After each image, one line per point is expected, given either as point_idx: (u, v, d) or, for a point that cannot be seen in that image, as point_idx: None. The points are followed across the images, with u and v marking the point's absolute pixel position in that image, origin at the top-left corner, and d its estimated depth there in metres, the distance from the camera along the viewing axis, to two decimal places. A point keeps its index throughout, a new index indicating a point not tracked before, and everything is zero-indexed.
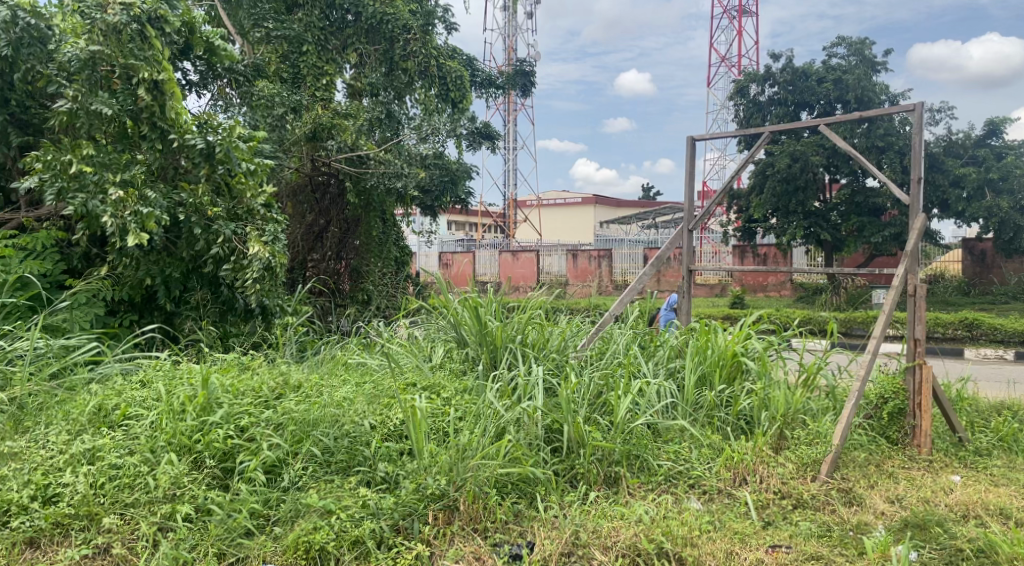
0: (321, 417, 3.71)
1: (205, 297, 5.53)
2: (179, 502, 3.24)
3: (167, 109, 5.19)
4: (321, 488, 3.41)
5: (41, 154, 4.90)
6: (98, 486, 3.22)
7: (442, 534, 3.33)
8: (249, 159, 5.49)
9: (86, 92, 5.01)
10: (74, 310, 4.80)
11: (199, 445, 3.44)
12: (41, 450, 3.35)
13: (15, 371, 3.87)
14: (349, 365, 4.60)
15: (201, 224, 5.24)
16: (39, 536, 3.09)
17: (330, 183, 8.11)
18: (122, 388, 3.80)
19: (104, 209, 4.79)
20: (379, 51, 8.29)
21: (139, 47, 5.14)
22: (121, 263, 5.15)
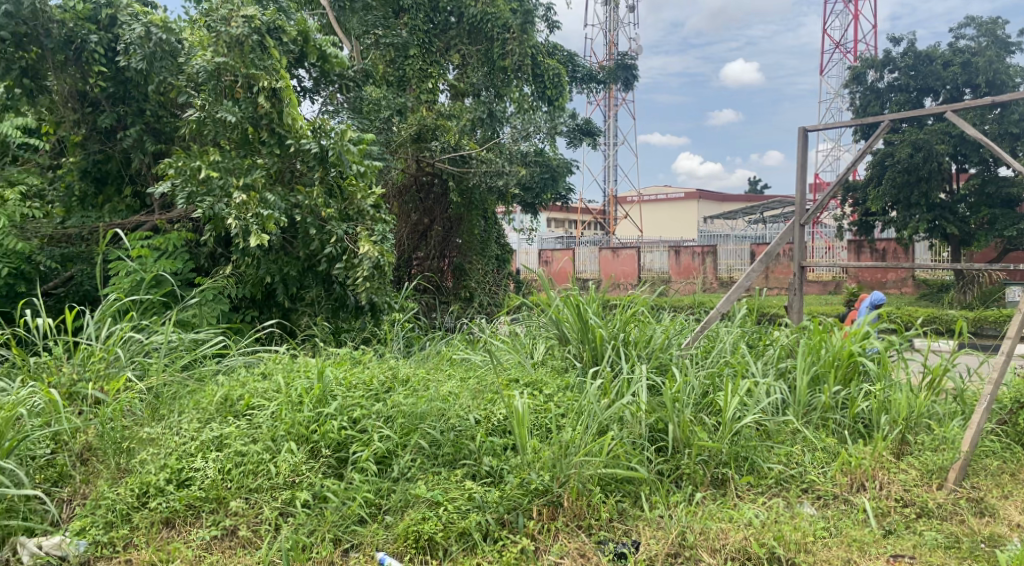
0: (428, 410, 3.80)
1: (319, 295, 5.78)
2: (298, 488, 3.40)
3: (284, 116, 5.46)
4: (428, 480, 3.50)
5: (174, 161, 5.27)
6: (226, 471, 3.40)
7: (547, 529, 3.35)
8: (358, 161, 5.61)
9: (212, 101, 5.38)
10: (202, 306, 5.10)
11: (315, 435, 3.60)
12: (175, 437, 3.57)
13: (151, 362, 4.14)
14: (454, 360, 4.71)
15: (315, 224, 5.48)
16: (173, 516, 3.29)
17: (434, 183, 8.32)
18: (245, 379, 4.03)
19: (229, 211, 5.07)
20: (481, 52, 8.37)
21: (259, 57, 5.40)
22: (243, 263, 5.46)
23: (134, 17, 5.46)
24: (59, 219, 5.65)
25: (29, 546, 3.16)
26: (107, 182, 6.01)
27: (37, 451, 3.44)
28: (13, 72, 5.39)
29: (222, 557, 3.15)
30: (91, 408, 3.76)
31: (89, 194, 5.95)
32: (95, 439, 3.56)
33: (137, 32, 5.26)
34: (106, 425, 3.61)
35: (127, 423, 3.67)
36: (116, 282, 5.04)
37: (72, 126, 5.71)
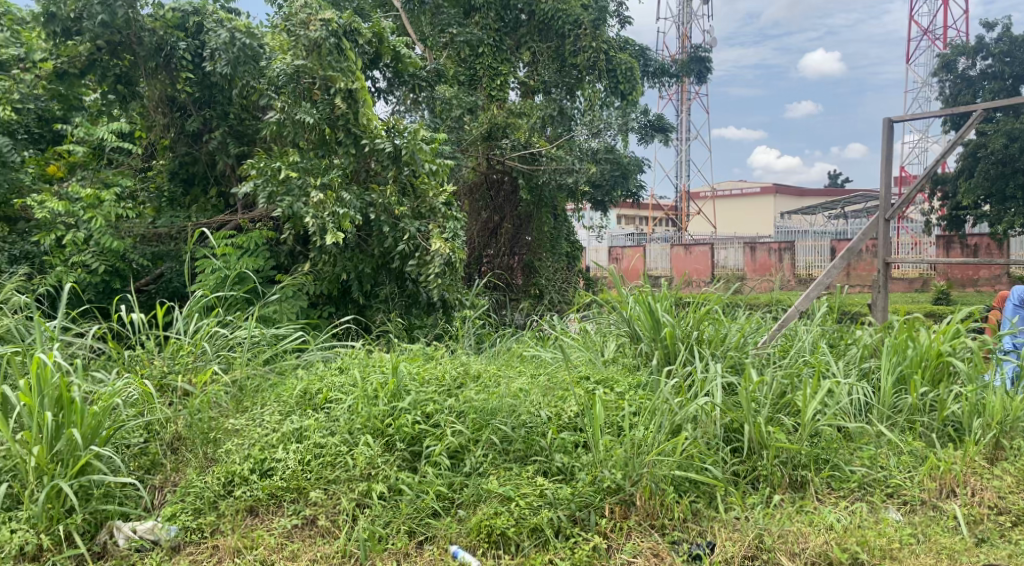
0: (499, 406, 3.82)
1: (392, 291, 5.89)
2: (375, 480, 3.47)
3: (360, 116, 5.57)
4: (500, 475, 3.53)
5: (256, 162, 5.46)
6: (305, 462, 3.51)
7: (620, 527, 3.34)
8: (432, 160, 5.70)
9: (291, 103, 5.49)
10: (283, 303, 5.28)
11: (390, 429, 3.67)
12: (258, 428, 3.69)
13: (235, 356, 4.30)
14: (524, 357, 4.72)
15: (389, 223, 5.59)
16: (257, 505, 3.41)
17: (505, 181, 8.31)
18: (323, 373, 4.15)
19: (307, 210, 5.21)
20: (551, 49, 8.32)
21: (336, 59, 5.54)
22: (321, 260, 5.61)
23: (219, 23, 5.63)
24: (151, 218, 5.91)
25: (124, 530, 3.27)
26: (193, 183, 6.27)
27: (131, 440, 3.61)
28: (109, 79, 5.68)
29: (303, 545, 3.25)
30: (180, 399, 3.92)
31: (177, 194, 6.22)
32: (184, 429, 3.71)
33: (222, 38, 5.42)
34: (194, 416, 3.77)
35: (213, 414, 3.82)
36: (203, 279, 5.26)
37: (162, 130, 6.00)
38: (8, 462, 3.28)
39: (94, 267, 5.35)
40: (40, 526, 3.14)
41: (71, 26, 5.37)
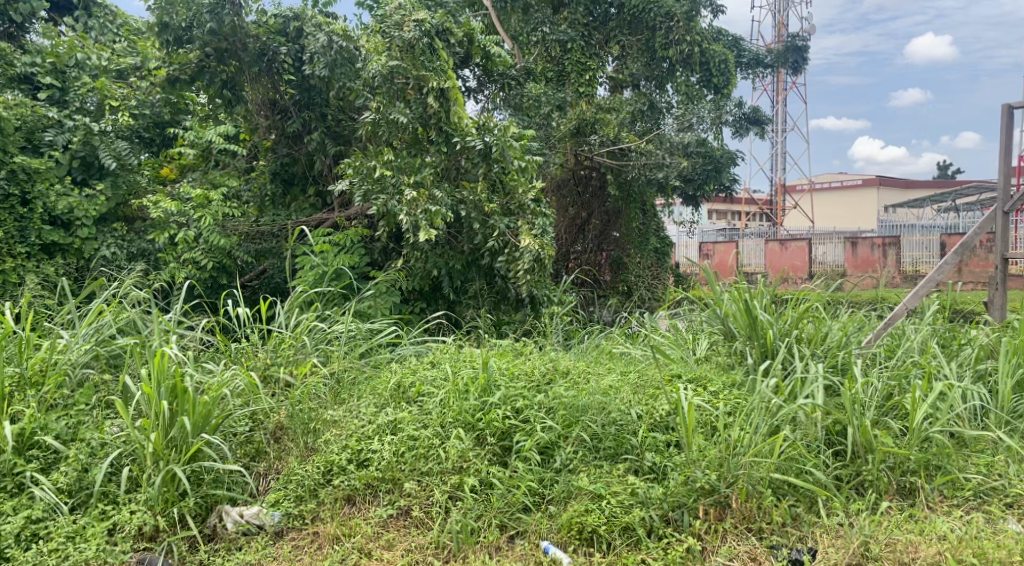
0: (589, 403, 3.81)
1: (482, 287, 5.95)
2: (466, 473, 3.52)
3: (451, 115, 5.66)
4: (591, 473, 3.51)
5: (352, 161, 5.61)
6: (400, 454, 3.58)
7: (715, 530, 3.27)
8: (522, 157, 5.67)
9: (386, 103, 5.63)
10: (378, 298, 5.43)
11: (481, 424, 3.71)
12: (355, 420, 3.81)
13: (333, 350, 4.45)
14: (614, 354, 4.68)
15: (479, 219, 5.64)
16: (354, 494, 3.50)
17: (592, 176, 8.16)
18: (416, 367, 4.25)
19: (401, 208, 5.33)
20: (641, 41, 8.22)
21: (429, 59, 5.65)
22: (413, 256, 5.72)
23: (318, 27, 5.83)
24: (254, 217, 6.18)
25: (232, 514, 3.43)
26: (293, 183, 6.52)
27: (238, 428, 3.74)
28: (216, 84, 5.96)
29: (398, 535, 3.32)
30: (283, 390, 4.10)
31: (278, 194, 6.44)
32: (286, 419, 3.87)
33: (320, 41, 5.64)
34: (296, 406, 3.92)
35: (313, 405, 3.96)
36: (302, 275, 5.48)
37: (264, 131, 6.28)
38: (126, 447, 3.45)
39: (203, 263, 5.63)
40: (156, 509, 3.30)
41: (182, 34, 5.70)
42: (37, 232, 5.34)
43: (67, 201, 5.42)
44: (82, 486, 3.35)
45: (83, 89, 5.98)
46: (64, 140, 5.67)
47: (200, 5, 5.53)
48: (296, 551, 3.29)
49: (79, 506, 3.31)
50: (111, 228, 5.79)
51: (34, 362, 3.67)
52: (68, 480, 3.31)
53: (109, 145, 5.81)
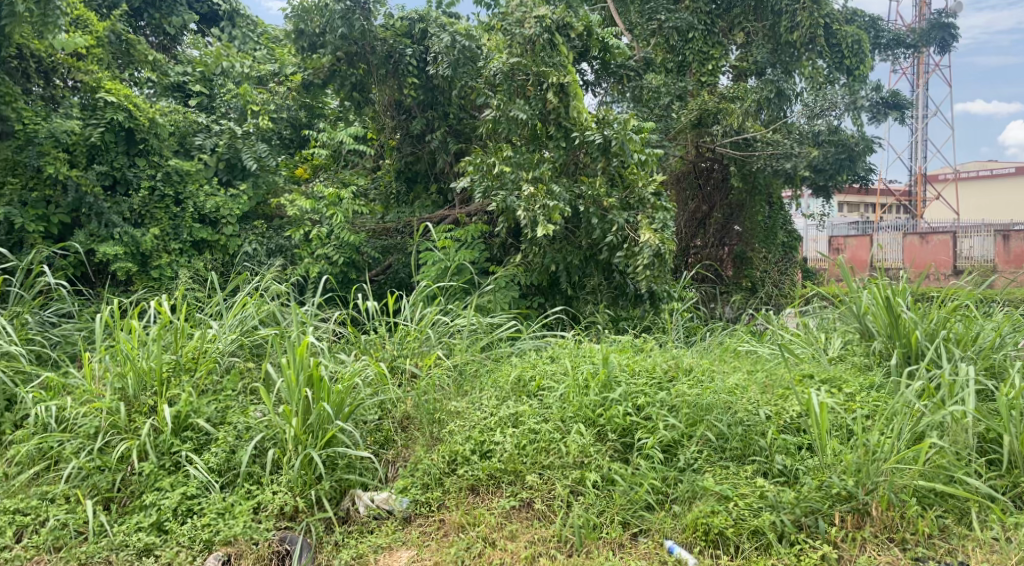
0: (714, 402, 3.71)
1: (600, 282, 5.90)
2: (588, 469, 3.51)
3: (571, 109, 5.61)
4: (717, 473, 3.43)
5: (473, 159, 5.71)
6: (521, 446, 3.62)
7: (852, 538, 3.14)
8: (642, 150, 5.56)
9: (506, 100, 5.63)
10: (497, 293, 5.53)
11: (602, 420, 3.70)
12: (477, 412, 3.88)
13: (455, 343, 4.58)
14: (739, 352, 4.54)
15: (597, 214, 5.59)
16: (478, 484, 3.57)
17: (714, 168, 7.94)
18: (536, 361, 4.29)
19: (519, 204, 5.37)
20: (766, 28, 7.83)
21: (549, 55, 5.64)
22: (531, 252, 5.76)
23: (442, 28, 5.99)
24: (380, 214, 6.42)
25: (364, 498, 3.58)
26: (417, 181, 6.72)
27: (368, 416, 3.90)
28: (346, 87, 6.24)
29: (521, 526, 3.36)
30: (409, 381, 4.24)
31: (402, 192, 6.71)
32: (412, 409, 4.01)
33: (444, 42, 5.77)
34: (422, 397, 4.06)
35: (437, 396, 4.08)
36: (426, 270, 5.65)
37: (390, 131, 6.47)
38: (268, 431, 3.67)
39: (334, 259, 5.88)
40: (296, 490, 3.49)
41: (317, 40, 5.95)
42: (188, 230, 5.76)
43: (214, 201, 5.84)
44: (229, 467, 3.59)
45: (228, 95, 6.56)
46: (210, 144, 6.09)
47: (333, 12, 5.76)
48: (424, 537, 3.40)
49: (227, 485, 3.55)
50: (252, 225, 6.14)
51: (187, 350, 3.92)
52: (218, 460, 3.55)
53: (250, 147, 6.19)
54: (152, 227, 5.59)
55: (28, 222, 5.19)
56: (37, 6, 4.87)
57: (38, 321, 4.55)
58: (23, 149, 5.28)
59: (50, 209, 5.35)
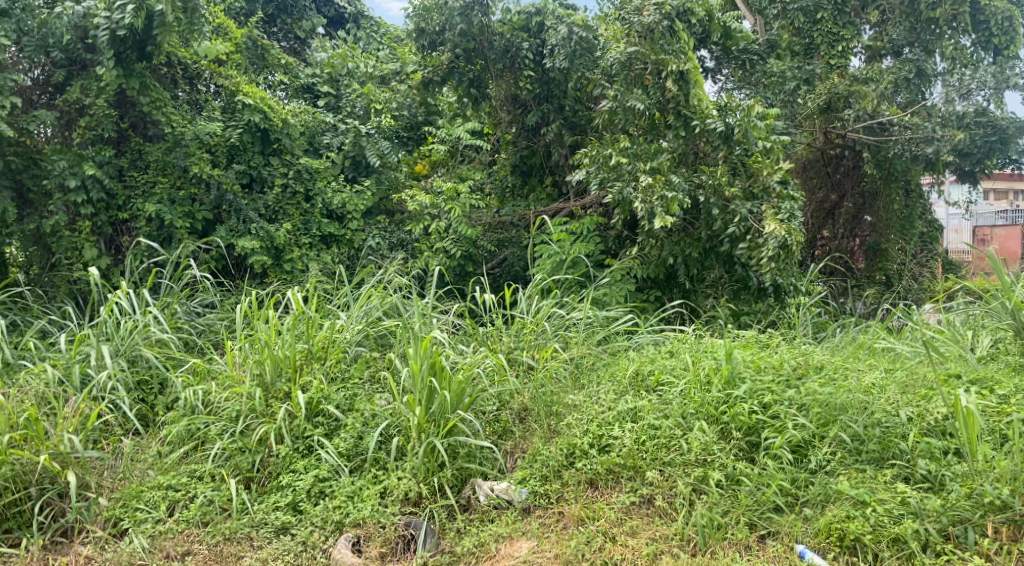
0: (848, 402, 3.55)
1: (721, 275, 5.71)
2: (711, 467, 3.43)
3: (691, 97, 5.47)
4: (852, 477, 3.28)
5: (589, 150, 5.66)
6: (641, 442, 3.56)
7: (1008, 551, 2.92)
8: (766, 137, 5.34)
9: (623, 90, 5.57)
10: (613, 286, 5.49)
11: (725, 417, 3.58)
12: (595, 405, 3.85)
13: (572, 336, 4.59)
14: (874, 350, 4.29)
15: (719, 205, 5.40)
16: (597, 478, 3.54)
17: (845, 155, 7.53)
18: (655, 356, 4.22)
19: (637, 195, 5.28)
20: (906, 4, 7.30)
21: (669, 42, 5.46)
22: (649, 244, 5.62)
23: (559, 20, 5.96)
24: (496, 208, 6.48)
25: (484, 488, 3.63)
26: (532, 175, 6.73)
27: (487, 407, 3.96)
28: (465, 83, 6.28)
29: (642, 523, 3.32)
30: (526, 372, 4.28)
31: (517, 186, 6.74)
32: (529, 401, 4.03)
33: (561, 34, 5.77)
34: (539, 389, 4.08)
35: (554, 389, 4.09)
36: (541, 263, 5.69)
37: (507, 126, 6.52)
38: (393, 419, 3.79)
39: (453, 252, 5.99)
40: (419, 477, 3.58)
41: (436, 38, 6.07)
42: (318, 225, 6.06)
43: (341, 197, 6.12)
44: (357, 452, 3.73)
45: (353, 95, 6.79)
46: (338, 143, 6.43)
47: (452, 9, 5.88)
48: (543, 528, 3.41)
49: (356, 469, 3.69)
50: (376, 220, 6.35)
51: (317, 339, 4.13)
52: (347, 445, 3.70)
53: (374, 145, 6.41)
54: (285, 222, 5.91)
55: (176, 217, 5.56)
56: (185, 15, 5.29)
57: (186, 311, 4.89)
58: (171, 150, 5.61)
59: (196, 206, 5.72)
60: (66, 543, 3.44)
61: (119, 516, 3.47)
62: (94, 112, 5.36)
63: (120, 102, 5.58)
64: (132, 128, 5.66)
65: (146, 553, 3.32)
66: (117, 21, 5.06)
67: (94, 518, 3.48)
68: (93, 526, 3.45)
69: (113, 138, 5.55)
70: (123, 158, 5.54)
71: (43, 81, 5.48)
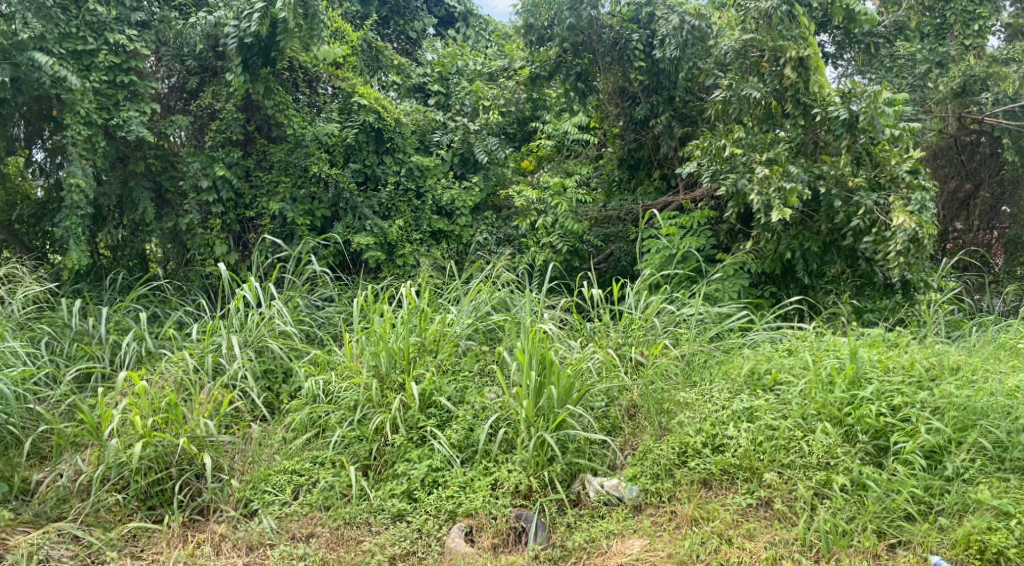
0: (990, 406, 3.36)
1: (842, 270, 5.44)
2: (834, 471, 3.28)
3: (811, 84, 5.23)
4: (993, 486, 3.11)
5: (701, 141, 5.51)
6: (758, 443, 3.45)
7: None
8: (894, 124, 5.08)
9: (738, 79, 5.39)
10: (725, 281, 5.33)
11: (850, 419, 3.44)
12: (708, 403, 3.75)
13: (682, 332, 4.51)
14: (1018, 351, 4.00)
15: (841, 196, 5.15)
16: (711, 478, 3.45)
17: (981, 143, 7.00)
18: (772, 354, 4.08)
19: (752, 187, 5.10)
20: None
21: (788, 27, 5.23)
22: (764, 238, 5.41)
23: (670, 9, 5.84)
24: (603, 202, 6.41)
25: (594, 483, 3.62)
26: (640, 168, 6.63)
27: (595, 402, 3.94)
28: (571, 77, 6.23)
29: (760, 526, 3.21)
30: (636, 369, 4.23)
31: (624, 179, 6.65)
32: (639, 398, 3.98)
33: (672, 23, 5.66)
34: (649, 386, 4.01)
35: (666, 386, 4.02)
36: (650, 258, 5.61)
37: (615, 119, 6.42)
38: (503, 412, 3.82)
39: (559, 247, 5.98)
40: (529, 470, 3.61)
41: (545, 33, 6.07)
42: (428, 221, 6.21)
43: (450, 193, 6.23)
44: (468, 443, 3.79)
45: (462, 93, 6.95)
46: (447, 140, 6.53)
47: (562, 3, 5.86)
48: (655, 527, 3.36)
49: (467, 460, 3.75)
50: (484, 215, 6.45)
51: (430, 332, 4.23)
52: (458, 436, 3.77)
53: (483, 141, 6.52)
54: (397, 219, 6.09)
55: (298, 215, 5.82)
56: (306, 21, 5.48)
57: (307, 304, 5.12)
58: (293, 151, 5.87)
59: (315, 205, 5.96)
60: (203, 521, 3.65)
61: (249, 497, 3.67)
62: (224, 116, 5.67)
63: (247, 105, 5.87)
64: (258, 131, 5.97)
65: (273, 533, 3.49)
66: (245, 30, 5.34)
67: (228, 498, 3.69)
68: (227, 505, 3.66)
69: (241, 140, 5.88)
70: (250, 159, 5.84)
71: (178, 88, 5.85)
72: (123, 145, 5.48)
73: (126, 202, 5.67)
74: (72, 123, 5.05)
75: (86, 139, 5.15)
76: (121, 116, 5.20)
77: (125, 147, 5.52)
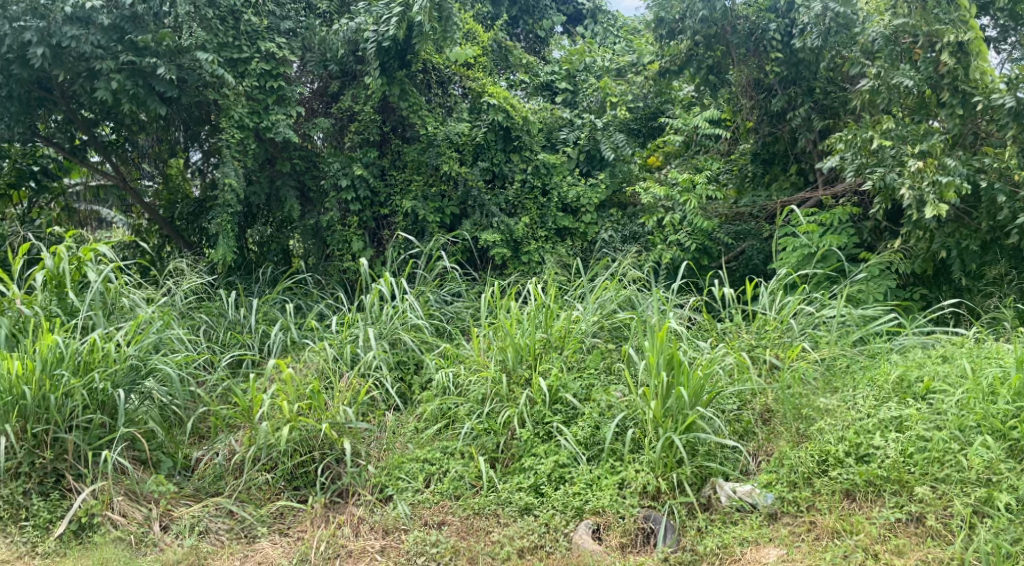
0: None
1: (1006, 272, 5.06)
2: (996, 488, 3.05)
3: (971, 70, 4.87)
4: None
5: (844, 135, 5.23)
6: (908, 454, 3.27)
7: None
8: None
9: (888, 67, 5.06)
10: (869, 282, 5.04)
11: (1016, 433, 3.21)
12: (852, 411, 3.58)
13: (822, 335, 4.32)
14: None
15: (1006, 191, 4.75)
16: (854, 489, 3.27)
17: None
18: (923, 360, 3.84)
19: (902, 182, 4.78)
20: None
21: (945, 11, 4.91)
22: (914, 237, 5.08)
23: None
24: (735, 198, 6.22)
25: (725, 488, 3.48)
26: (774, 163, 6.39)
27: (726, 405, 3.82)
28: (703, 70, 6.06)
29: (910, 542, 3.01)
30: (771, 371, 4.06)
31: (758, 175, 6.40)
32: (774, 403, 3.83)
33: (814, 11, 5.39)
34: (785, 391, 3.86)
35: (804, 391, 3.85)
36: (786, 257, 5.38)
37: (748, 113, 6.16)
38: (630, 411, 3.78)
39: (688, 245, 5.85)
40: (658, 471, 3.54)
41: (676, 26, 5.90)
42: (553, 218, 6.23)
43: (576, 190, 6.21)
44: (595, 441, 3.77)
45: (590, 89, 6.88)
46: (573, 137, 6.51)
47: None
48: (793, 537, 3.22)
49: (594, 458, 3.73)
50: (609, 213, 6.37)
51: (556, 329, 4.26)
52: (585, 434, 3.76)
53: (609, 138, 6.47)
54: (523, 216, 6.14)
55: (429, 212, 5.97)
56: (440, 24, 5.63)
57: (438, 299, 5.26)
58: (426, 150, 6.03)
59: (446, 202, 6.11)
60: (342, 504, 3.81)
61: (384, 483, 3.80)
62: (364, 117, 5.93)
63: (383, 107, 6.09)
64: (394, 131, 6.17)
65: (408, 519, 3.59)
66: (384, 34, 5.54)
67: (365, 483, 3.83)
68: (364, 490, 3.80)
69: (377, 140, 6.11)
70: (385, 159, 6.07)
71: (320, 91, 6.16)
72: (272, 147, 5.86)
73: (273, 200, 6.04)
74: (227, 127, 5.40)
75: (238, 141, 5.49)
76: (270, 119, 5.51)
77: (274, 148, 5.89)
